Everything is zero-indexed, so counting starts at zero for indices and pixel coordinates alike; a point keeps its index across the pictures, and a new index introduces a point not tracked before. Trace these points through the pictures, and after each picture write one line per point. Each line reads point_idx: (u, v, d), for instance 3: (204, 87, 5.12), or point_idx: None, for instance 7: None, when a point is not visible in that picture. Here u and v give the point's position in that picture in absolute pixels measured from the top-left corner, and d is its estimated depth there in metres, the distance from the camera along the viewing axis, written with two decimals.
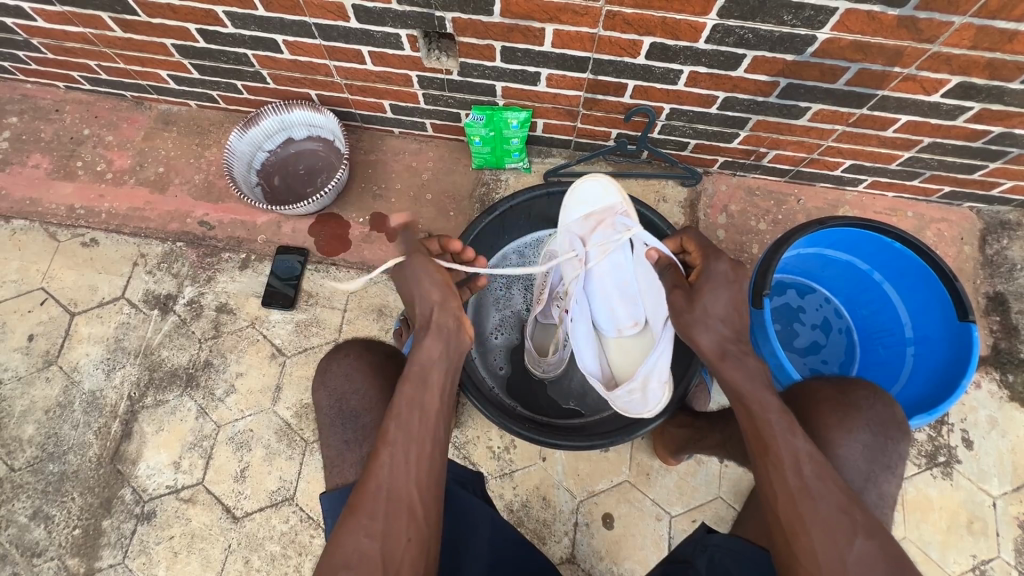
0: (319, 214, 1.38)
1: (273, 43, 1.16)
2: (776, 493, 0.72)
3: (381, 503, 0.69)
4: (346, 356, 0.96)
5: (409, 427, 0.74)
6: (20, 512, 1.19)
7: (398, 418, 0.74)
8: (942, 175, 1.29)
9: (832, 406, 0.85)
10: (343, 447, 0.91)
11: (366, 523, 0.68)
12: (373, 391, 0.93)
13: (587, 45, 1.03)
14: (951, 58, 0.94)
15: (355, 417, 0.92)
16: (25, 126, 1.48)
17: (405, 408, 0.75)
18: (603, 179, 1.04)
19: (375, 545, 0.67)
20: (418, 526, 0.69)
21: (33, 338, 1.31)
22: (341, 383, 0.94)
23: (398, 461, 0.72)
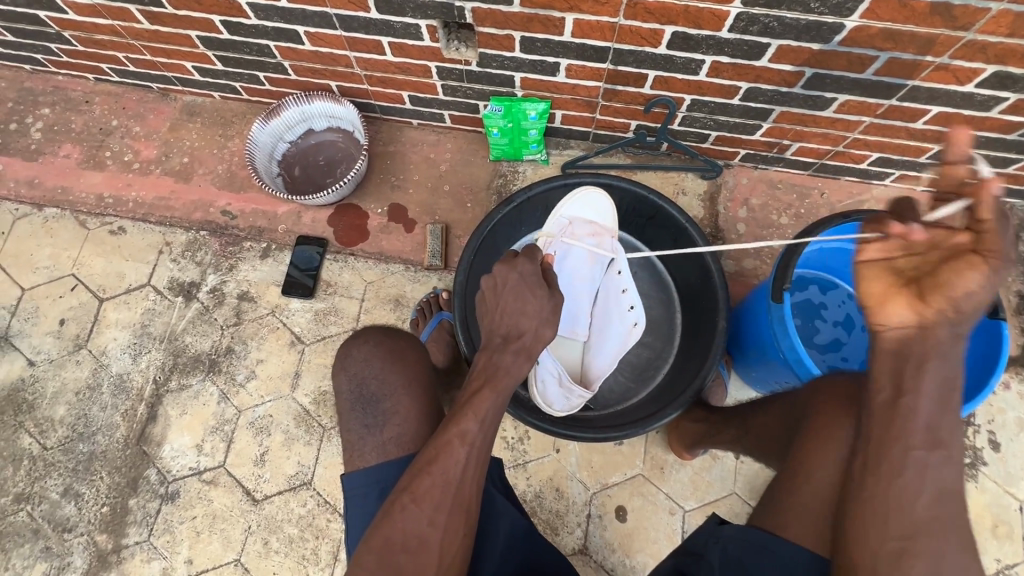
0: (338, 205, 1.40)
1: (296, 34, 1.17)
2: (914, 488, 0.66)
3: (447, 495, 0.73)
4: (367, 342, 0.97)
5: (479, 426, 0.76)
6: (52, 489, 1.24)
7: (480, 421, 0.76)
8: (974, 169, 1.25)
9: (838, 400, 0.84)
10: (363, 431, 0.92)
11: (429, 510, 0.72)
12: (395, 374, 0.94)
13: (607, 34, 1.02)
14: (987, 46, 0.91)
15: (375, 401, 0.93)
16: (57, 117, 1.52)
17: (488, 415, 0.76)
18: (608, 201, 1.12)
19: (435, 534, 0.72)
20: (473, 522, 0.75)
21: (64, 322, 1.36)
22: (362, 367, 0.95)
23: (469, 460, 0.75)
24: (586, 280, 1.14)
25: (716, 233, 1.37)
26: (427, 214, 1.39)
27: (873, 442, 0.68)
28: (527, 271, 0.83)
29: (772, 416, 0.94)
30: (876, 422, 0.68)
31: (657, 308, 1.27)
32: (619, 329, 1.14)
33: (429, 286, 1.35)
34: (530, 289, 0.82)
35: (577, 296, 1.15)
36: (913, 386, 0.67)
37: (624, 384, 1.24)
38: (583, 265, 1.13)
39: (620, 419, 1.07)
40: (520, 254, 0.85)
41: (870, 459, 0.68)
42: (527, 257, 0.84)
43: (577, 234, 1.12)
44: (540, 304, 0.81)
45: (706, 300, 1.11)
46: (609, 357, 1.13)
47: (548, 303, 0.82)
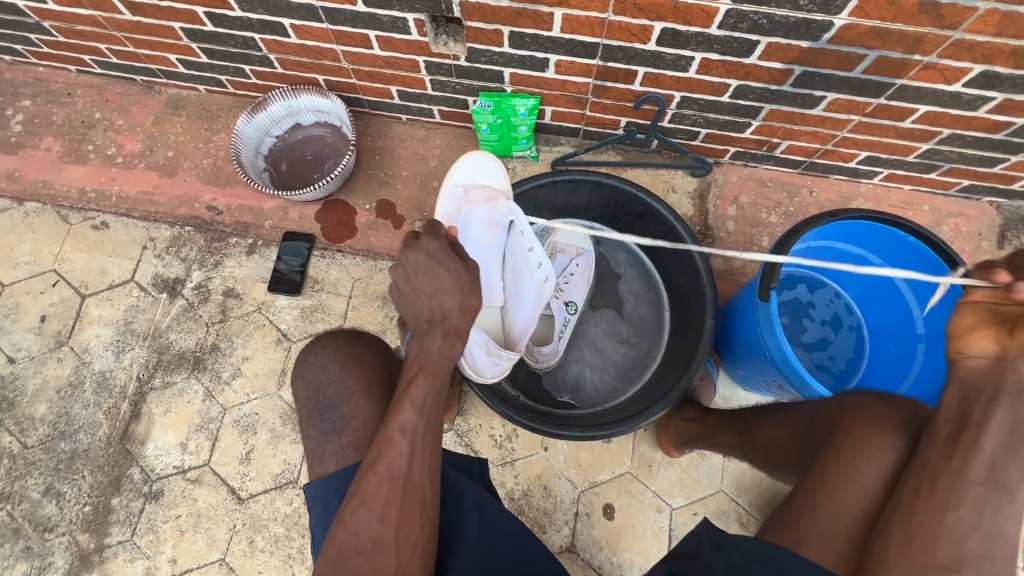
0: (325, 201, 1.39)
1: (281, 27, 1.16)
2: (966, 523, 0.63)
3: (395, 490, 0.71)
4: (325, 348, 0.97)
5: (418, 415, 0.73)
6: (32, 488, 1.22)
7: (419, 411, 0.73)
8: (961, 169, 1.25)
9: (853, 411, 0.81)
10: (321, 438, 0.91)
11: (380, 510, 0.70)
12: (352, 379, 0.94)
13: (596, 30, 1.01)
14: (975, 45, 0.91)
15: (333, 407, 0.92)
16: (38, 109, 1.49)
17: (425, 402, 0.73)
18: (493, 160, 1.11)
19: (389, 532, 0.69)
20: (431, 513, 0.73)
21: (45, 318, 1.33)
22: (319, 374, 0.95)
23: (414, 454, 0.72)
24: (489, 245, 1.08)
25: (705, 230, 1.37)
26: (415, 211, 1.38)
27: (928, 470, 0.67)
28: (436, 248, 0.76)
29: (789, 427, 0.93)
30: (936, 453, 0.68)
31: (644, 307, 1.27)
32: (532, 287, 1.11)
33: None
34: (442, 264, 0.75)
35: (488, 263, 1.07)
36: (979, 419, 0.66)
37: (610, 383, 1.23)
38: (482, 230, 1.06)
39: (606, 418, 1.07)
40: (423, 232, 0.77)
41: (923, 484, 0.67)
42: (433, 235, 0.77)
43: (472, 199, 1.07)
44: (458, 276, 0.75)
45: (693, 298, 1.10)
46: (529, 315, 1.11)
47: (466, 275, 0.76)
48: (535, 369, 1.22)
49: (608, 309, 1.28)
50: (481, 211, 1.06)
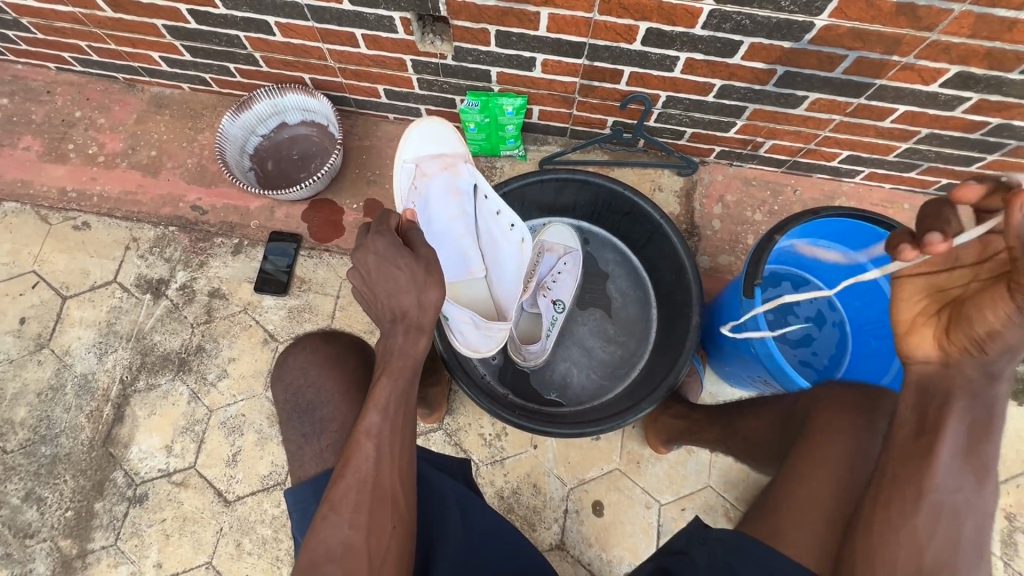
0: (312, 200, 1.38)
1: (265, 25, 1.15)
2: (926, 531, 0.61)
3: (363, 494, 0.69)
4: (303, 350, 0.97)
5: (383, 417, 0.71)
6: (13, 494, 1.19)
7: (382, 411, 0.71)
8: (939, 167, 1.28)
9: (845, 404, 0.82)
10: (300, 440, 0.90)
11: (348, 514, 0.68)
12: (329, 381, 0.94)
13: (582, 29, 1.02)
14: (951, 46, 0.93)
15: (312, 410, 0.92)
16: (17, 107, 1.46)
17: (389, 403, 0.72)
18: (444, 122, 1.07)
19: (359, 537, 0.67)
20: (403, 513, 0.71)
21: (24, 320, 1.31)
22: (297, 377, 0.95)
23: (382, 454, 0.71)
24: (459, 215, 1.08)
25: (691, 229, 1.39)
26: None
27: (888, 478, 0.63)
28: (384, 247, 0.72)
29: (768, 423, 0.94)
30: (896, 458, 0.64)
31: (632, 305, 1.28)
32: (511, 250, 1.10)
33: None
34: (393, 262, 0.72)
35: (460, 237, 1.09)
36: (937, 422, 0.62)
37: (598, 380, 1.24)
38: (446, 202, 1.07)
39: (595, 415, 1.07)
40: (367, 230, 0.74)
41: (882, 492, 0.63)
42: (378, 231, 0.73)
43: (431, 173, 1.06)
44: (411, 271, 0.72)
45: (679, 295, 1.12)
46: (513, 279, 1.12)
47: (418, 267, 0.72)
48: (523, 367, 1.23)
49: (596, 308, 1.29)
50: (440, 182, 1.06)
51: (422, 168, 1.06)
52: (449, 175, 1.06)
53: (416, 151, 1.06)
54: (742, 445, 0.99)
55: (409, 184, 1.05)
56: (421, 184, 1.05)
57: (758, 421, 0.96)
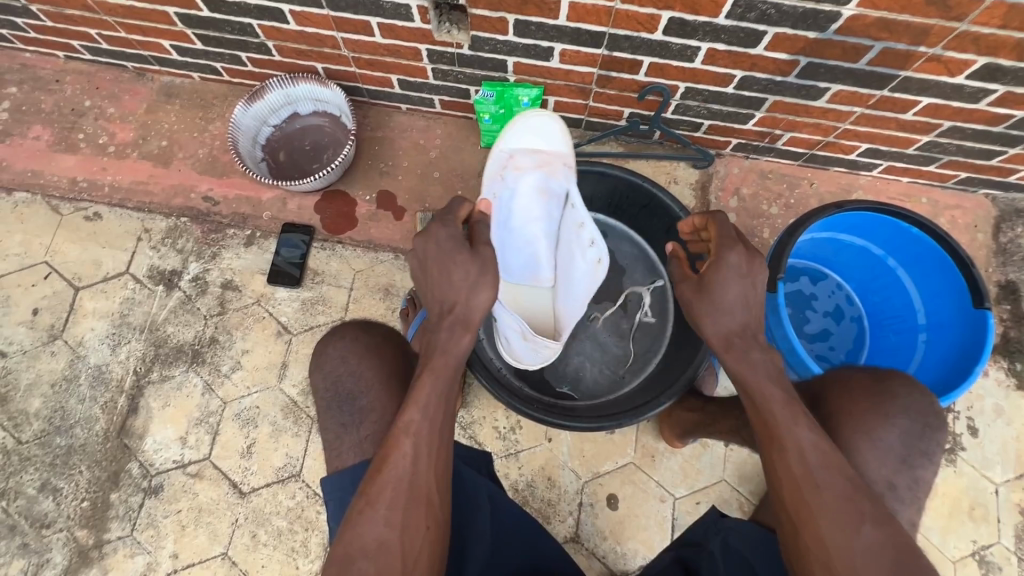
0: (325, 191, 1.37)
1: (280, 12, 1.13)
2: (781, 481, 0.72)
3: (401, 492, 0.70)
4: (341, 340, 0.96)
5: (423, 415, 0.73)
6: (28, 484, 1.20)
7: (422, 410, 0.73)
8: (959, 161, 1.26)
9: (865, 393, 0.80)
10: (340, 430, 0.91)
11: (385, 511, 0.69)
12: (369, 370, 0.93)
13: (603, 19, 1.00)
14: (980, 37, 0.91)
15: (351, 399, 0.92)
16: (25, 97, 1.45)
17: (430, 402, 0.74)
18: (554, 120, 1.07)
19: (394, 536, 0.68)
20: (436, 514, 0.71)
21: (37, 311, 1.30)
22: (338, 365, 0.94)
23: (421, 452, 0.72)
24: (540, 218, 1.12)
25: None
26: (417, 202, 1.37)
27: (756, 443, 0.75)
28: (444, 240, 0.80)
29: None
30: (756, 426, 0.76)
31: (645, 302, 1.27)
32: (583, 268, 1.11)
33: None
34: (450, 258, 0.79)
35: (538, 241, 1.14)
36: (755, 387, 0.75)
37: (610, 375, 1.24)
38: (532, 202, 1.10)
39: (612, 409, 1.07)
40: (434, 222, 0.82)
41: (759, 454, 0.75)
42: (443, 223, 0.82)
43: (523, 168, 1.08)
44: (465, 268, 0.78)
45: None
46: (580, 293, 1.13)
47: (472, 265, 0.78)
48: None
49: (610, 303, 1.28)
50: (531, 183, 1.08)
51: (516, 161, 1.08)
52: (541, 176, 1.07)
53: (516, 140, 1.08)
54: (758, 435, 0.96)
55: (500, 170, 1.08)
56: (512, 176, 1.08)
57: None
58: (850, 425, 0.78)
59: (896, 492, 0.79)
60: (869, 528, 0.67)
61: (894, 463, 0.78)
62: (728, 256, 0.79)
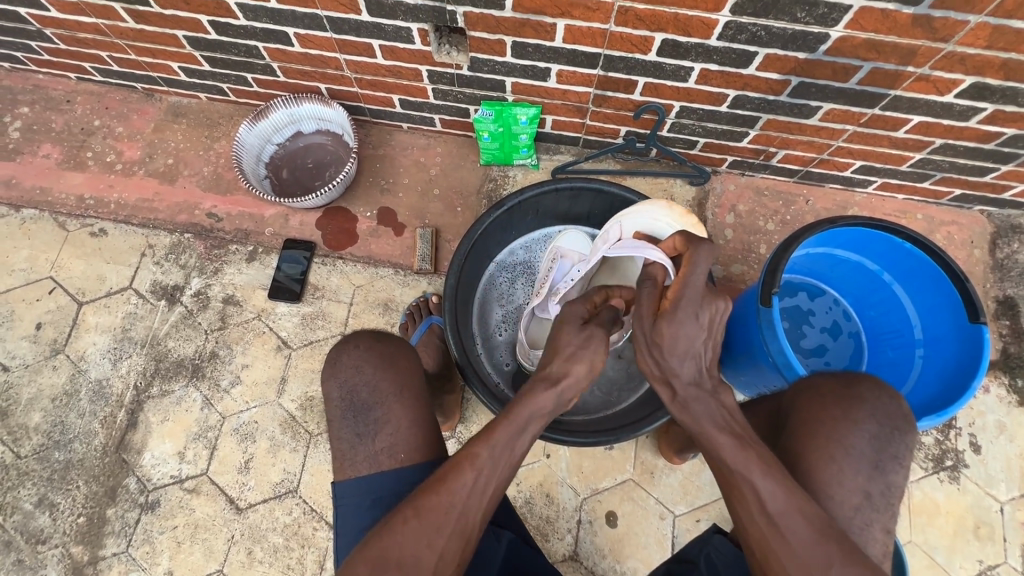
0: (326, 209, 1.39)
1: (285, 35, 1.16)
2: (746, 530, 0.68)
3: (450, 516, 0.68)
4: (357, 347, 0.92)
5: (494, 449, 0.71)
6: (25, 499, 1.19)
7: (496, 446, 0.71)
8: (953, 178, 1.28)
9: (835, 399, 0.77)
10: (354, 440, 0.86)
11: (431, 530, 0.67)
12: (385, 382, 0.89)
13: (598, 40, 1.03)
14: (966, 57, 0.93)
15: (366, 410, 0.87)
16: (37, 116, 1.49)
17: (506, 444, 0.72)
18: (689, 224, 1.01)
19: (432, 559, 0.66)
20: (471, 553, 0.70)
21: (41, 326, 1.32)
22: (353, 375, 0.90)
23: (477, 485, 0.70)
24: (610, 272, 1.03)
25: None
26: (417, 218, 1.39)
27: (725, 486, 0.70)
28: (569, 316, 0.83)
29: (761, 418, 0.88)
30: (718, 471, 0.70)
31: None
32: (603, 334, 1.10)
33: (419, 289, 1.34)
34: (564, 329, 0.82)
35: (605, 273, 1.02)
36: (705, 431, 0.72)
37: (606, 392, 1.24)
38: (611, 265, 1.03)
39: (610, 423, 1.07)
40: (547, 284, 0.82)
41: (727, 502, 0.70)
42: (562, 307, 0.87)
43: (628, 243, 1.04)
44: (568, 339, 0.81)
45: None
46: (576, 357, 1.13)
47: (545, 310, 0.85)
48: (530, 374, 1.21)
49: None
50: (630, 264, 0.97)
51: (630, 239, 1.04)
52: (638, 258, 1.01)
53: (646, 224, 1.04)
54: None
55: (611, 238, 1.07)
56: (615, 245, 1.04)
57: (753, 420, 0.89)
58: (821, 432, 0.75)
59: (876, 501, 0.72)
60: (835, 564, 0.62)
61: (868, 469, 0.72)
62: (691, 299, 0.74)
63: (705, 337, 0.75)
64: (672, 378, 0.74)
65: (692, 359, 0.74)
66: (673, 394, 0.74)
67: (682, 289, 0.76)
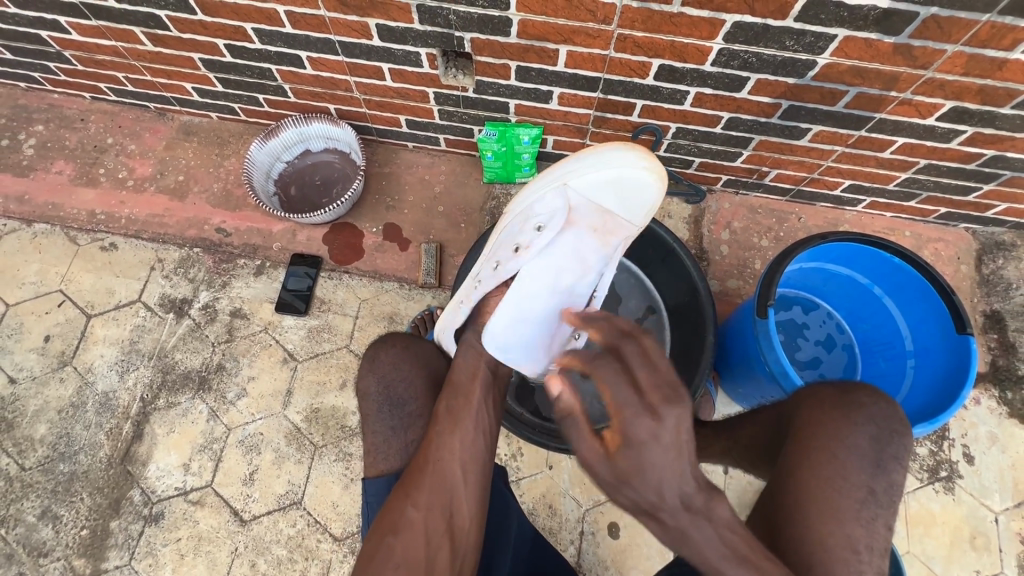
0: (333, 224, 1.42)
1: (298, 58, 1.21)
2: None
3: (427, 474, 0.77)
4: (393, 347, 0.96)
5: (452, 408, 0.82)
6: (28, 511, 1.20)
7: (451, 405, 0.82)
8: (938, 197, 1.33)
9: (833, 403, 0.80)
10: (389, 433, 0.92)
11: (415, 493, 0.76)
12: (420, 380, 0.94)
13: (598, 65, 1.09)
14: (945, 83, 0.99)
15: (403, 404, 0.93)
16: (51, 134, 1.53)
17: (460, 402, 0.82)
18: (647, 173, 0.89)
19: (421, 516, 0.74)
20: (458, 504, 0.76)
21: (49, 338, 1.33)
22: (390, 371, 0.94)
23: (447, 443, 0.79)
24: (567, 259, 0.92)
25: (701, 254, 1.43)
26: (422, 234, 1.42)
27: None
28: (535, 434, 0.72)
29: (761, 425, 0.90)
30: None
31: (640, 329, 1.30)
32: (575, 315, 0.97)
33: (423, 303, 1.37)
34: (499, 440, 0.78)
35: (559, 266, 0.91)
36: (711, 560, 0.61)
37: None
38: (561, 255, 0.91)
39: None
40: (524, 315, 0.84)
41: None
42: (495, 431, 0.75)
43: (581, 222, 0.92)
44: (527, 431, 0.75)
45: (691, 326, 1.13)
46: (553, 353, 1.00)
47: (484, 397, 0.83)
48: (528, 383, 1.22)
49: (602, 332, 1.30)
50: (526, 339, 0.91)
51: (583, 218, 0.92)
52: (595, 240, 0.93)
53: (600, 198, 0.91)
54: (747, 460, 0.93)
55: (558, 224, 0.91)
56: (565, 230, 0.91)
57: (753, 426, 0.92)
58: (820, 433, 0.78)
59: (879, 498, 0.74)
60: None
61: (870, 468, 0.75)
62: (633, 429, 0.59)
63: (678, 456, 0.59)
64: (656, 511, 0.61)
65: (670, 489, 0.59)
66: (659, 523, 0.62)
67: (620, 427, 0.60)
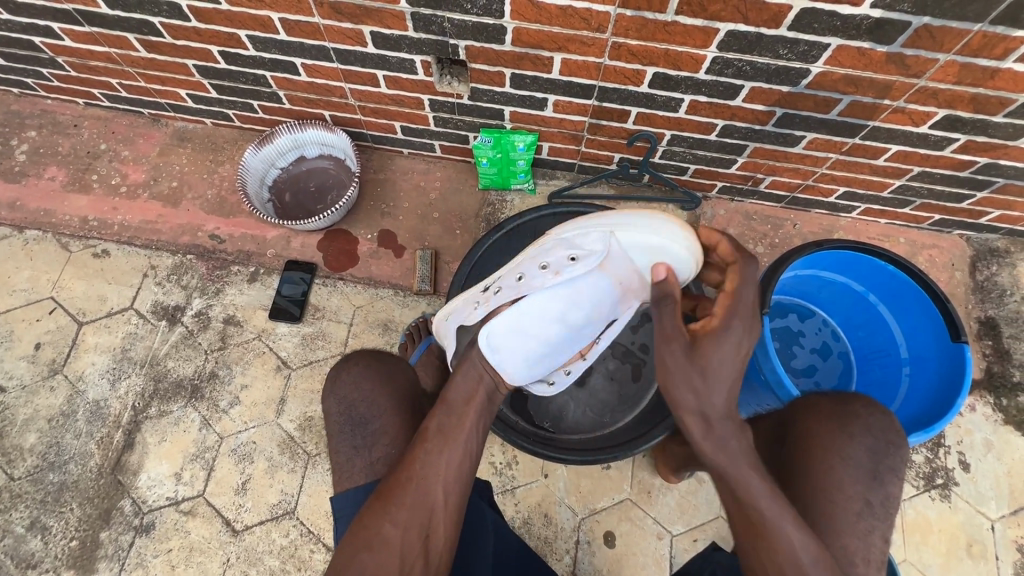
0: (328, 231, 1.42)
1: (292, 65, 1.21)
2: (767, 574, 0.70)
3: (409, 490, 0.77)
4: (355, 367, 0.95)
5: (440, 424, 0.82)
6: (17, 522, 1.18)
7: (440, 422, 0.82)
8: (932, 204, 1.34)
9: (829, 414, 0.79)
10: (350, 453, 0.91)
11: (394, 509, 0.75)
12: (384, 399, 0.93)
13: (593, 73, 1.08)
14: (938, 91, 0.99)
15: (364, 424, 0.91)
16: (44, 140, 1.52)
17: (449, 419, 0.82)
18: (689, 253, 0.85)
19: (397, 534, 0.74)
20: (437, 524, 0.76)
21: (40, 346, 1.32)
22: (351, 391, 0.94)
23: (432, 459, 0.79)
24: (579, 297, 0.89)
25: None
26: (417, 240, 1.42)
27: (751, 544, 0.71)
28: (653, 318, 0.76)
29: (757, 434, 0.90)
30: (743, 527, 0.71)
31: None
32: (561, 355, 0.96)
33: (418, 310, 1.36)
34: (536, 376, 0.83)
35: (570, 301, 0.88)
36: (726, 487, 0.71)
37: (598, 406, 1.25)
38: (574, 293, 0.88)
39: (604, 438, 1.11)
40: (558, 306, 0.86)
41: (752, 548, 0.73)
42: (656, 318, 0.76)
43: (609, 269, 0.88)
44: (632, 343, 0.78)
45: None
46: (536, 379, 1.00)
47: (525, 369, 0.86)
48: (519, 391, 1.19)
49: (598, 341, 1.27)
50: (524, 350, 0.88)
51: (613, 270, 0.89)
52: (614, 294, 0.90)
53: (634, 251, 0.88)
54: None
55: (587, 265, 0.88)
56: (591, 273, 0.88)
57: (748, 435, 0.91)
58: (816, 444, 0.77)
59: (874, 509, 0.74)
60: None
61: (865, 479, 0.75)
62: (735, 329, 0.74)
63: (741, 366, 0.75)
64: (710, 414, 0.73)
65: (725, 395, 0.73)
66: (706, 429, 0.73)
67: (726, 317, 0.75)
